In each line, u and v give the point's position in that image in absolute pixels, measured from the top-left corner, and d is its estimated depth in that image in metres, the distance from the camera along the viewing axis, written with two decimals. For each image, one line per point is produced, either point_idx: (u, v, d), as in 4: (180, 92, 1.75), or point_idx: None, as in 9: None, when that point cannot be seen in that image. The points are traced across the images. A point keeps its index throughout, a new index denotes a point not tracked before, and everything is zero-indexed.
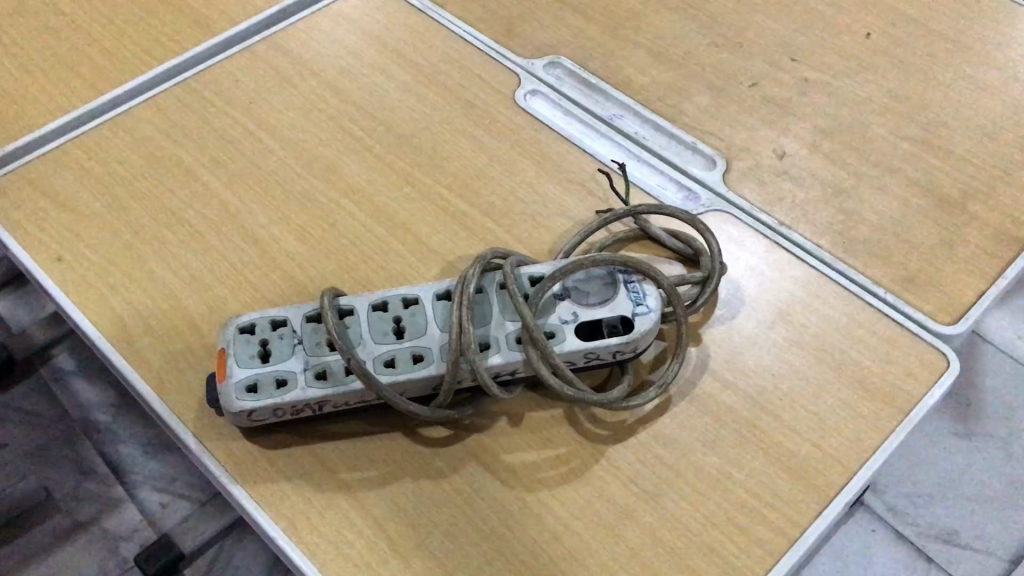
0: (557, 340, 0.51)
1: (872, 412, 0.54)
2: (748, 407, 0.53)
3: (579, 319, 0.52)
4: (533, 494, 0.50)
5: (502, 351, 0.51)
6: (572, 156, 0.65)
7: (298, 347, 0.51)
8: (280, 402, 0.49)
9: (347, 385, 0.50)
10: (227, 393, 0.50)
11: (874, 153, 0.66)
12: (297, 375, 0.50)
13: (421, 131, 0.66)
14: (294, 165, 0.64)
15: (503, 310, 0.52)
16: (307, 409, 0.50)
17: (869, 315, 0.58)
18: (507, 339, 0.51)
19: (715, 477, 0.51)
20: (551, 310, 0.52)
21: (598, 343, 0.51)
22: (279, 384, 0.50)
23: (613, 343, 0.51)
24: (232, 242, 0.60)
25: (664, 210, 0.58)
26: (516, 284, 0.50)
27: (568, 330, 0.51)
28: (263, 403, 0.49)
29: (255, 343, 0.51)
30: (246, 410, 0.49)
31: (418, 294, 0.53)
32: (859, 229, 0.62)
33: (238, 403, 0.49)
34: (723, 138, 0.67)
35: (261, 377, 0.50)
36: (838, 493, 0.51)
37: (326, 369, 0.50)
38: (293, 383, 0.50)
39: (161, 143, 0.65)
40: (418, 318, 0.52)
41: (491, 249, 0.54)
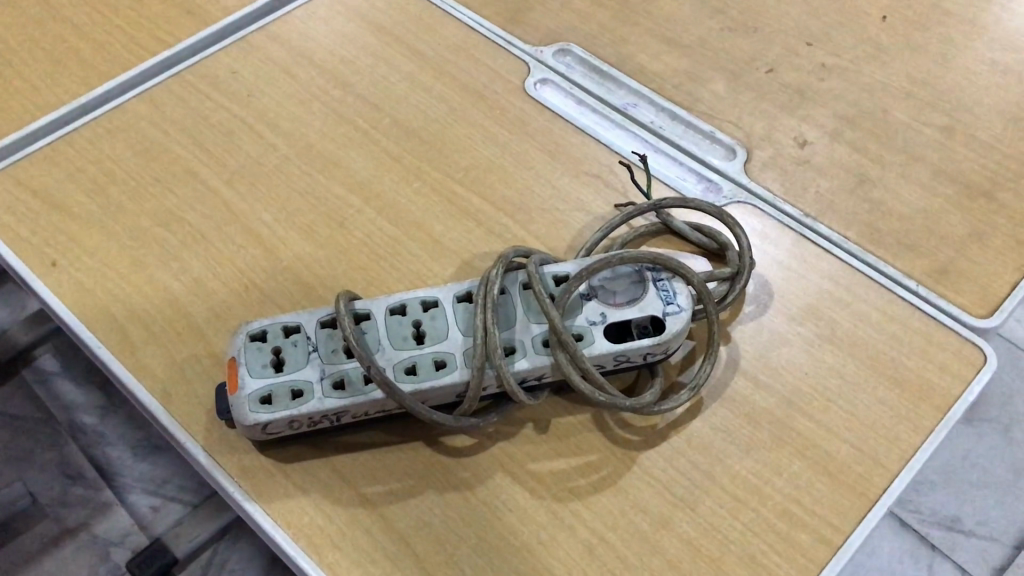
0: (586, 343, 0.49)
1: (910, 410, 0.51)
2: (783, 407, 0.51)
3: (608, 320, 0.49)
4: (564, 504, 0.47)
5: (528, 356, 0.48)
6: (587, 149, 0.62)
7: (313, 355, 0.48)
8: (296, 414, 0.47)
9: (367, 394, 0.47)
10: (241, 405, 0.47)
11: (898, 141, 0.64)
12: (313, 385, 0.47)
13: (430, 123, 0.63)
14: (298, 160, 0.61)
15: (528, 311, 0.49)
16: (325, 421, 0.48)
17: (902, 308, 0.55)
18: (533, 342, 0.49)
19: (752, 482, 0.49)
20: (578, 311, 0.49)
21: (628, 345, 0.49)
22: (294, 395, 0.47)
23: (644, 345, 0.49)
24: (236, 243, 0.57)
25: (691, 204, 0.55)
26: (541, 284, 0.48)
27: (597, 331, 0.49)
28: (279, 415, 0.47)
29: (267, 351, 0.48)
30: (261, 423, 0.46)
31: (438, 297, 0.50)
32: (886, 219, 0.60)
33: (252, 415, 0.46)
34: (741, 126, 0.65)
35: (275, 387, 0.47)
36: (879, 496, 0.48)
37: (343, 378, 0.47)
38: (310, 394, 0.47)
39: (156, 139, 0.62)
40: (439, 322, 0.49)
41: (514, 247, 0.51)
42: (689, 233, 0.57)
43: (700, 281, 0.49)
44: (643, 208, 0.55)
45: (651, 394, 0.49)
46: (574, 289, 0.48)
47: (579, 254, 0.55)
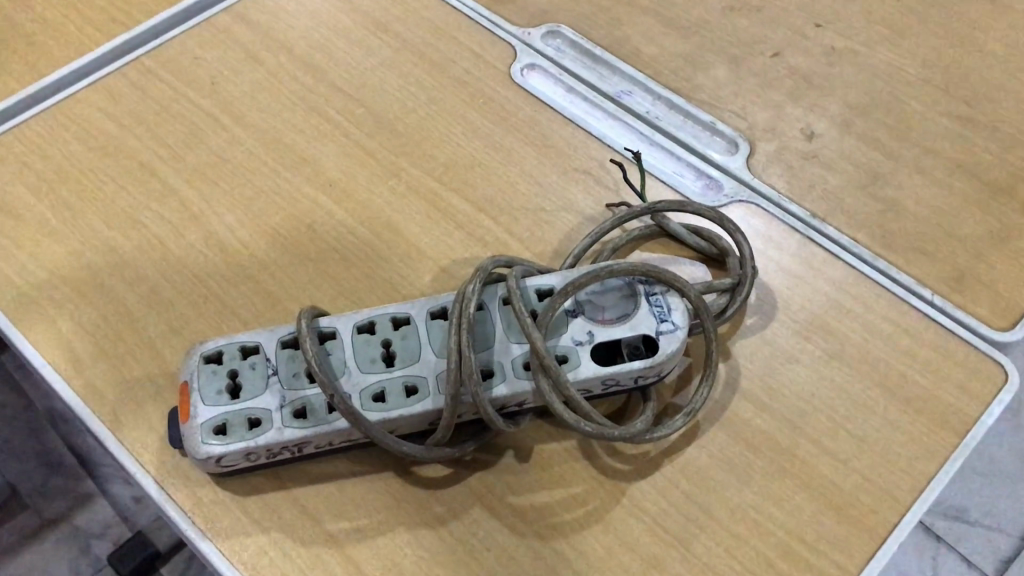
0: (571, 365, 0.44)
1: (925, 435, 0.47)
2: (786, 432, 0.47)
3: (595, 340, 0.45)
4: (548, 543, 0.44)
5: (508, 380, 0.44)
6: (577, 142, 0.58)
7: (272, 380, 0.44)
8: (253, 446, 0.43)
9: (330, 424, 0.43)
10: (193, 435, 0.43)
11: (913, 132, 0.59)
12: (272, 413, 0.43)
13: (408, 113, 0.59)
14: (265, 155, 0.56)
15: (508, 330, 0.45)
16: (285, 452, 0.44)
17: (916, 320, 0.51)
18: (513, 364, 0.45)
19: (752, 517, 0.45)
20: (563, 330, 0.45)
21: (618, 368, 0.45)
22: (251, 425, 0.43)
23: (635, 367, 0.45)
24: (195, 249, 0.52)
25: (687, 208, 0.50)
26: (522, 301, 0.44)
27: (583, 353, 0.45)
28: (234, 447, 0.43)
29: (223, 375, 0.44)
30: (214, 456, 0.42)
31: (410, 313, 0.46)
32: (900, 220, 0.55)
33: (204, 447, 0.42)
34: (744, 117, 0.60)
35: (230, 416, 0.43)
36: (890, 533, 0.45)
37: (305, 405, 0.43)
38: (268, 423, 0.43)
39: (112, 133, 0.57)
40: (411, 341, 0.45)
41: (493, 257, 0.47)
42: (686, 238, 0.52)
43: (697, 297, 0.45)
44: (635, 212, 0.50)
45: (642, 421, 0.45)
46: (558, 306, 0.44)
47: (567, 261, 0.51)
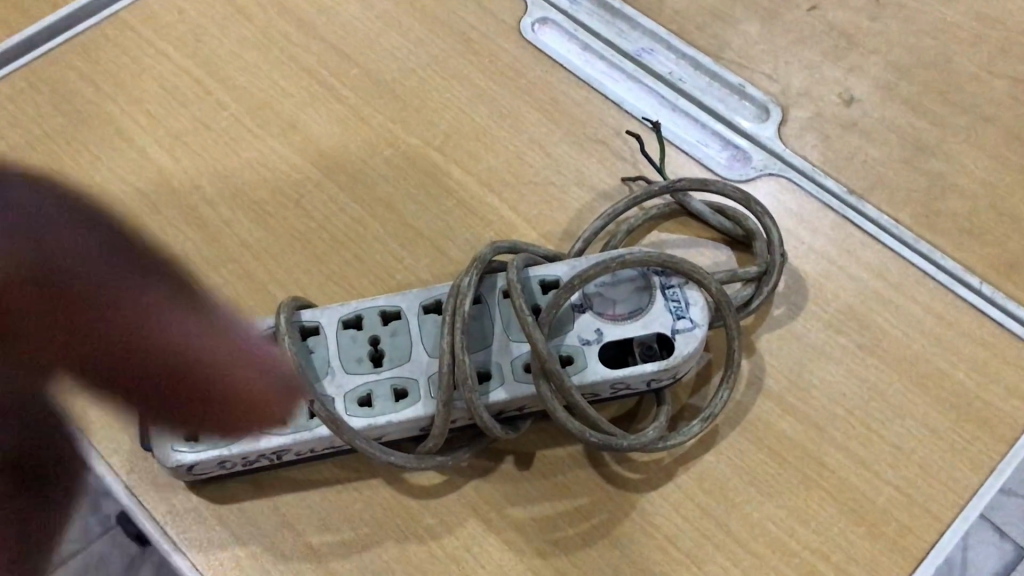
0: (577, 368, 0.40)
1: (968, 444, 0.43)
2: (814, 438, 0.43)
3: (604, 339, 0.41)
4: (549, 559, 0.40)
5: (507, 384, 0.40)
6: (592, 108, 0.53)
7: (250, 380, 0.40)
8: (228, 454, 0.39)
9: (311, 431, 0.39)
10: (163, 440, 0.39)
11: (964, 97, 0.53)
12: (248, 418, 0.39)
13: (407, 75, 0.54)
14: (251, 122, 0.52)
15: (508, 327, 0.41)
16: (263, 459, 0.40)
17: (961, 313, 0.46)
18: (513, 366, 0.40)
19: (774, 534, 0.41)
20: (568, 327, 0.41)
21: (628, 371, 0.40)
22: (226, 431, 0.39)
23: (647, 370, 0.40)
24: (174, 226, 0.48)
25: (710, 187, 0.45)
26: (522, 297, 0.39)
27: (591, 353, 0.40)
28: (206, 455, 0.39)
29: None
30: (185, 464, 0.39)
31: (401, 307, 0.42)
32: (947, 198, 0.50)
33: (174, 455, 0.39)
34: (776, 79, 0.54)
35: (203, 420, 0.39)
36: (926, 554, 0.41)
37: (285, 410, 0.40)
38: (243, 429, 0.39)
39: (88, 96, 0.53)
40: (401, 339, 0.41)
41: (493, 243, 0.42)
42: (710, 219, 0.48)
43: (717, 293, 0.40)
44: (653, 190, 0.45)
45: (653, 429, 0.41)
46: (563, 303, 0.39)
47: (576, 243, 0.46)
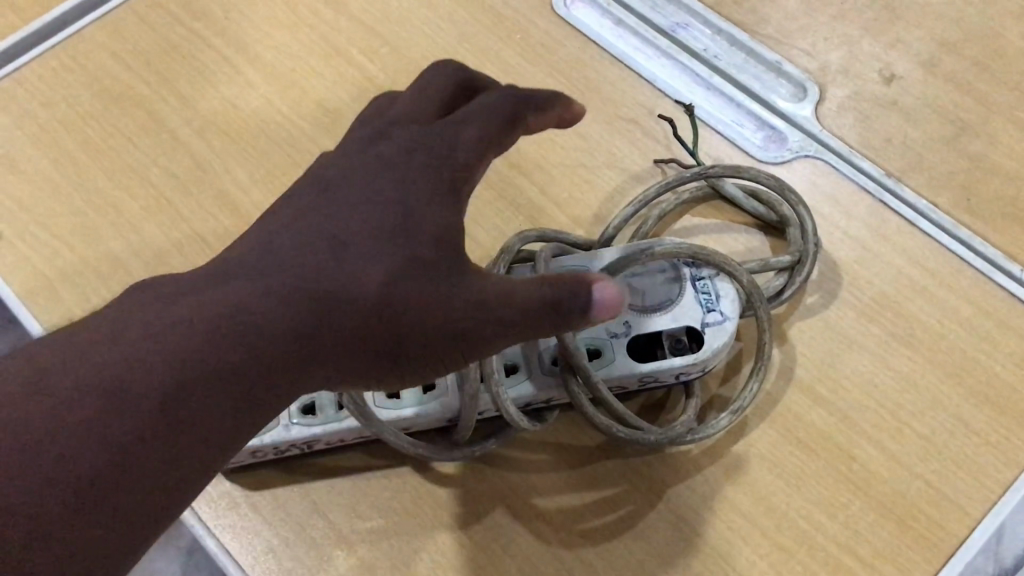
0: (604, 361, 0.40)
1: (1001, 437, 0.42)
2: (845, 430, 0.43)
3: (632, 332, 0.40)
4: (576, 551, 0.41)
5: (534, 377, 0.40)
6: (623, 86, 0.52)
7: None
8: (258, 444, 0.39)
9: (340, 422, 0.39)
10: None
11: (1010, 73, 0.52)
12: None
13: (437, 54, 0.53)
14: (281, 102, 0.52)
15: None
16: (294, 449, 0.40)
17: (999, 301, 0.45)
18: (540, 358, 0.40)
19: (801, 528, 0.41)
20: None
21: (656, 365, 0.40)
22: None
23: (675, 364, 0.40)
24: (206, 210, 0.49)
25: (744, 173, 0.44)
26: None
27: (619, 346, 0.40)
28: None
29: None
30: None
31: None
32: (989, 181, 0.49)
33: None
34: (815, 55, 0.53)
35: None
36: (955, 550, 0.40)
37: (314, 402, 0.40)
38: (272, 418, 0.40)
39: (118, 76, 0.53)
40: None
41: (522, 232, 0.42)
42: (742, 202, 0.47)
43: (748, 285, 0.39)
44: (684, 177, 0.44)
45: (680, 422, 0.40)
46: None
47: (605, 230, 0.45)
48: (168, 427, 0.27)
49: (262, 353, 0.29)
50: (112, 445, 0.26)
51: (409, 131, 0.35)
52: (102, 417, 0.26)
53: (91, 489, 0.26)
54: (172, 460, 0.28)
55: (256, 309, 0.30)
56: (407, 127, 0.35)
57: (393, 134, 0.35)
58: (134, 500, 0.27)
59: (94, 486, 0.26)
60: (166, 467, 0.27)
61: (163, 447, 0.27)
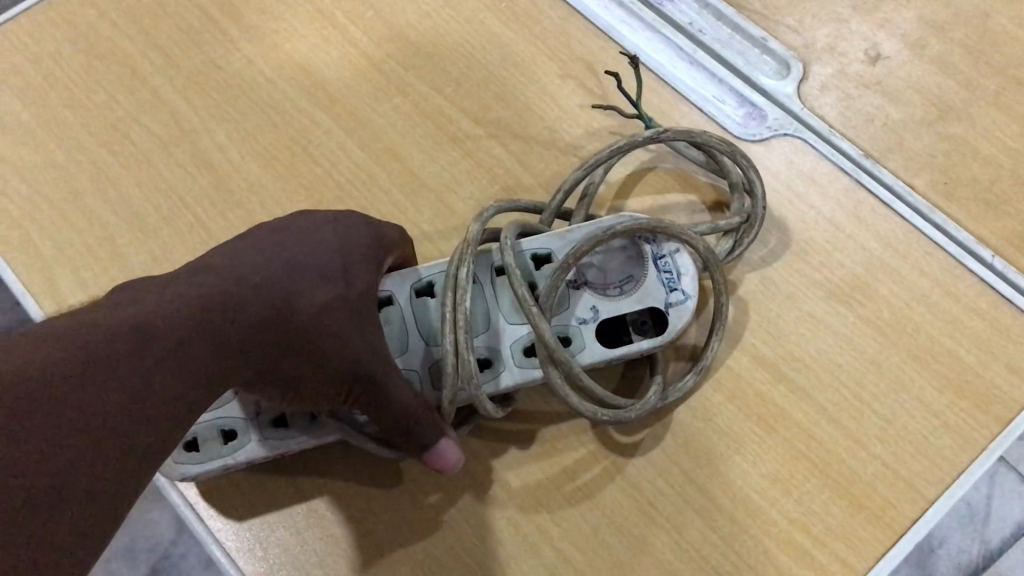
0: (576, 348, 0.40)
1: (960, 421, 0.43)
2: (806, 408, 0.43)
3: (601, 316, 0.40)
4: (529, 516, 0.41)
5: (509, 371, 0.40)
6: (606, 58, 0.52)
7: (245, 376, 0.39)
8: (231, 462, 0.39)
9: (315, 432, 0.39)
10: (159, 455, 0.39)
11: (997, 58, 0.52)
12: (248, 422, 0.39)
13: (422, 19, 0.53)
14: (263, 64, 0.52)
15: (507, 307, 0.40)
16: (268, 460, 0.40)
17: (968, 286, 0.46)
18: (512, 350, 0.40)
19: (754, 502, 0.41)
20: (564, 306, 0.40)
21: (627, 350, 0.40)
22: (226, 438, 0.39)
23: (643, 347, 0.41)
24: (184, 169, 0.49)
25: (696, 137, 0.42)
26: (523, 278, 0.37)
27: (588, 333, 0.40)
28: (211, 466, 0.39)
29: None
30: (190, 476, 0.39)
31: (392, 292, 0.40)
32: (968, 165, 0.49)
33: (177, 468, 0.38)
34: (800, 32, 0.53)
35: (200, 430, 0.39)
36: (905, 530, 0.41)
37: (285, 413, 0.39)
38: (248, 434, 0.39)
39: (105, 33, 0.53)
40: (396, 327, 0.39)
41: (480, 211, 0.40)
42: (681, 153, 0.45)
43: (704, 252, 0.39)
44: (634, 141, 0.42)
45: (655, 393, 0.40)
46: (560, 283, 0.38)
47: (556, 195, 0.43)
48: (141, 416, 0.29)
49: (188, 371, 0.31)
50: (79, 434, 0.27)
51: (300, 232, 0.39)
52: (100, 388, 0.28)
53: (63, 474, 0.26)
54: (125, 455, 0.28)
55: (186, 332, 0.32)
56: (301, 229, 0.39)
57: (288, 231, 0.39)
58: (117, 473, 0.28)
59: (70, 470, 0.27)
60: (120, 461, 0.28)
61: (129, 436, 0.29)
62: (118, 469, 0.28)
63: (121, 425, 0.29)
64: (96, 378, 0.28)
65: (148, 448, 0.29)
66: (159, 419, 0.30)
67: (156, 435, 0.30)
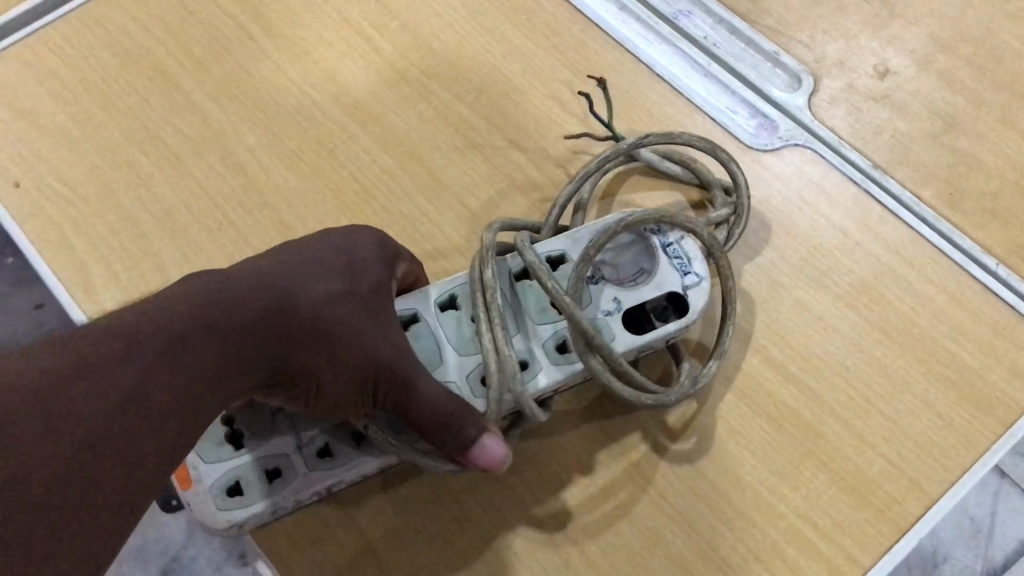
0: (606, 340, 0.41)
1: (965, 422, 0.44)
2: (814, 407, 0.44)
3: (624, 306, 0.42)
4: (544, 507, 0.43)
5: (545, 370, 0.40)
6: (623, 69, 0.54)
7: (279, 418, 0.40)
8: (279, 501, 0.39)
9: (359, 460, 0.40)
10: (202, 505, 0.39)
11: (1004, 74, 0.53)
12: (292, 459, 0.40)
13: (445, 29, 0.55)
14: (292, 71, 0.54)
15: (535, 309, 0.41)
16: (314, 497, 0.40)
17: (973, 293, 0.47)
18: (547, 350, 0.40)
19: (763, 497, 0.42)
20: (587, 299, 0.42)
21: (654, 335, 0.41)
22: (271, 477, 0.39)
23: (670, 330, 0.42)
24: (214, 170, 0.51)
25: (676, 139, 0.44)
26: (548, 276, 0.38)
27: (615, 323, 0.41)
28: (259, 509, 0.39)
29: (219, 426, 0.40)
30: (238, 522, 0.39)
31: (416, 309, 0.41)
32: (973, 177, 0.50)
33: (224, 515, 0.38)
34: (812, 47, 0.55)
35: (243, 473, 0.39)
36: (910, 526, 0.42)
37: (327, 445, 0.40)
38: (291, 471, 0.39)
39: (139, 38, 0.55)
40: (427, 340, 0.40)
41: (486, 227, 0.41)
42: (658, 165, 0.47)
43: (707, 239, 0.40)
44: (619, 149, 0.44)
45: (687, 377, 0.41)
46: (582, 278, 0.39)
47: (551, 210, 0.45)
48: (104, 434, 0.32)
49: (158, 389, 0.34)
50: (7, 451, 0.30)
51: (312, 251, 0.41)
52: (59, 411, 0.31)
53: None
54: (82, 472, 0.31)
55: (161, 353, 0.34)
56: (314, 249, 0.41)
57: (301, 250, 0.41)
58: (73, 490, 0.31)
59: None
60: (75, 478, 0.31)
61: (87, 455, 0.31)
62: (80, 487, 0.31)
63: (79, 445, 0.31)
64: (53, 402, 0.31)
65: (113, 464, 0.32)
66: (125, 437, 0.33)
67: (123, 452, 0.32)
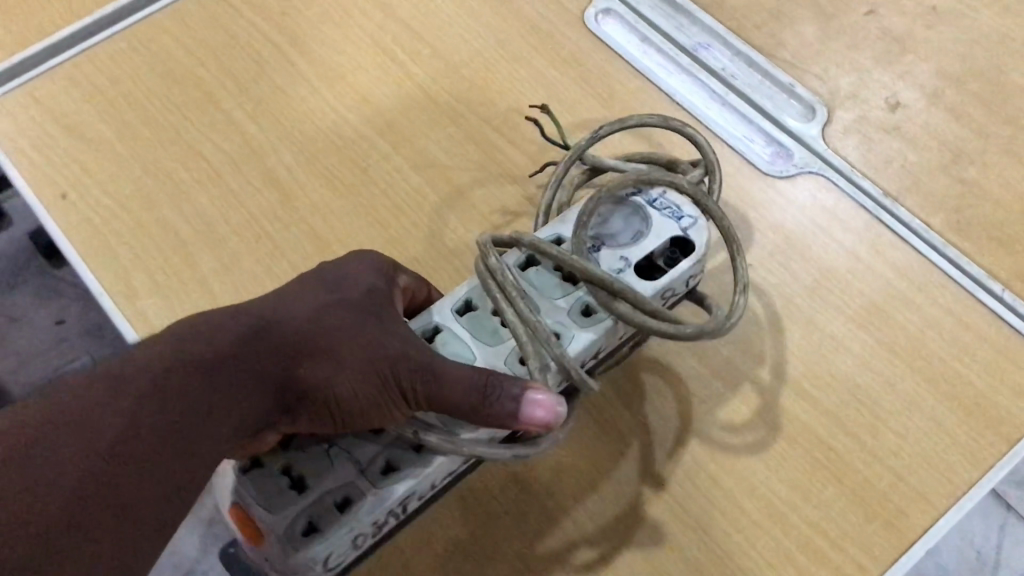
0: None
1: (971, 439, 0.46)
2: (826, 422, 0.46)
3: (632, 260, 0.42)
4: (565, 512, 0.44)
5: (576, 335, 0.41)
6: (645, 97, 0.56)
7: (333, 450, 0.39)
8: (360, 525, 0.38)
9: (428, 463, 0.39)
10: (282, 550, 0.37)
11: (1009, 109, 0.55)
12: (357, 483, 0.38)
13: (475, 57, 0.58)
14: (328, 93, 0.56)
15: (549, 290, 0.42)
16: (390, 515, 0.39)
17: (979, 317, 0.49)
18: (575, 317, 0.42)
19: (776, 507, 0.44)
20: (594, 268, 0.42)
21: (673, 276, 0.42)
22: (343, 506, 0.38)
23: (685, 269, 0.43)
24: (253, 186, 0.53)
25: (628, 123, 0.46)
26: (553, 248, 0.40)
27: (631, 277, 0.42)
28: (341, 538, 0.37)
29: (275, 475, 0.38)
30: (322, 556, 0.37)
31: (436, 321, 0.42)
32: (980, 206, 0.52)
33: (307, 554, 0.37)
34: (825, 80, 0.57)
35: (313, 511, 0.38)
36: (918, 537, 0.43)
37: (389, 461, 0.39)
38: (360, 494, 0.38)
39: (183, 60, 0.58)
40: (455, 343, 0.41)
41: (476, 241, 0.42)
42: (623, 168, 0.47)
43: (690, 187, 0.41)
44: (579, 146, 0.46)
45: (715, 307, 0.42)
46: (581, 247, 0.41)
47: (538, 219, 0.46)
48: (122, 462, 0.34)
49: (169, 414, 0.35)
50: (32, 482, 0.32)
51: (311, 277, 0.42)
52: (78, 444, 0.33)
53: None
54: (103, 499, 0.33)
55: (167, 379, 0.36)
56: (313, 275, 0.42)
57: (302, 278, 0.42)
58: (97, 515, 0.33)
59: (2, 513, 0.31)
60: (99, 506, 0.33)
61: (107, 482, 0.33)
62: (104, 513, 0.33)
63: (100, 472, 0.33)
64: (74, 436, 0.33)
65: (133, 489, 0.34)
66: (140, 463, 0.34)
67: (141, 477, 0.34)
